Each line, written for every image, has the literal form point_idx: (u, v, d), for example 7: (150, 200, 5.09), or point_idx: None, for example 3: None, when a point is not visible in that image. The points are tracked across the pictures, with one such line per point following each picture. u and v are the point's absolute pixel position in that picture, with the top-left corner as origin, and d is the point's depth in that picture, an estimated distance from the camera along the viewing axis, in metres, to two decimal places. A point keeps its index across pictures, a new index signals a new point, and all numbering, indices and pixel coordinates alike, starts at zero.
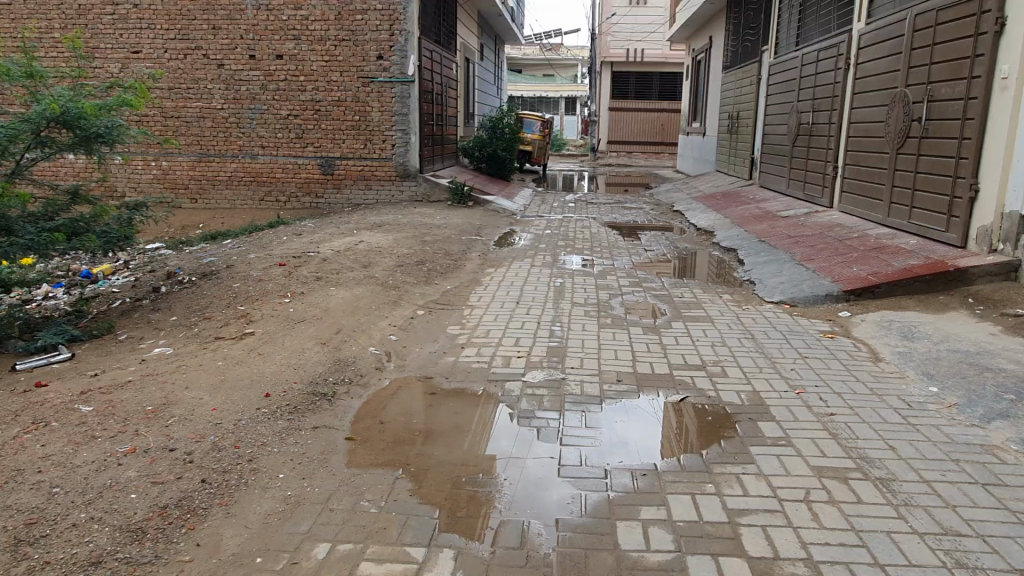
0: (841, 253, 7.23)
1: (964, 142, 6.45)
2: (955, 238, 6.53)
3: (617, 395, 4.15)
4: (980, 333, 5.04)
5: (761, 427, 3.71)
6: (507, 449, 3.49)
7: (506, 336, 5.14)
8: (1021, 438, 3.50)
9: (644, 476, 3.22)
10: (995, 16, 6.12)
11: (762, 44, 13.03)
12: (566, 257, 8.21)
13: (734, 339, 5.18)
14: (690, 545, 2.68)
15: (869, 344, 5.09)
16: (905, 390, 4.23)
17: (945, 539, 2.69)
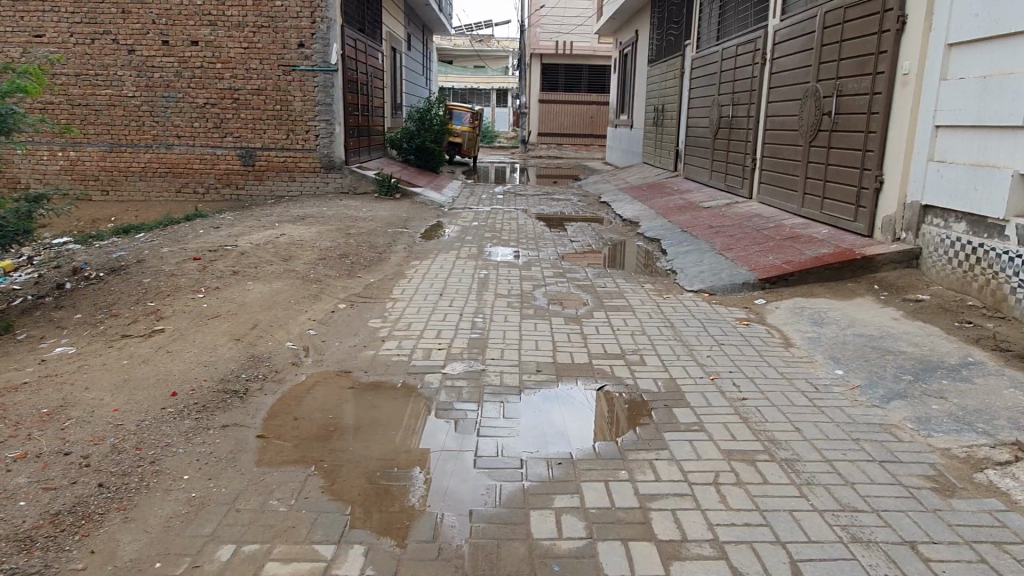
0: (758, 243, 7.45)
1: (871, 135, 6.75)
2: (863, 227, 6.84)
3: (536, 385, 4.17)
4: (884, 318, 5.28)
5: (676, 413, 3.78)
6: (426, 443, 3.45)
7: (428, 329, 5.09)
8: (916, 417, 3.69)
9: (560, 465, 3.24)
10: (897, 14, 6.40)
11: (685, 38, 13.30)
12: (493, 249, 8.20)
13: (653, 327, 5.28)
14: (602, 531, 2.70)
15: (781, 330, 5.27)
16: (812, 373, 4.39)
17: (843, 515, 2.80)
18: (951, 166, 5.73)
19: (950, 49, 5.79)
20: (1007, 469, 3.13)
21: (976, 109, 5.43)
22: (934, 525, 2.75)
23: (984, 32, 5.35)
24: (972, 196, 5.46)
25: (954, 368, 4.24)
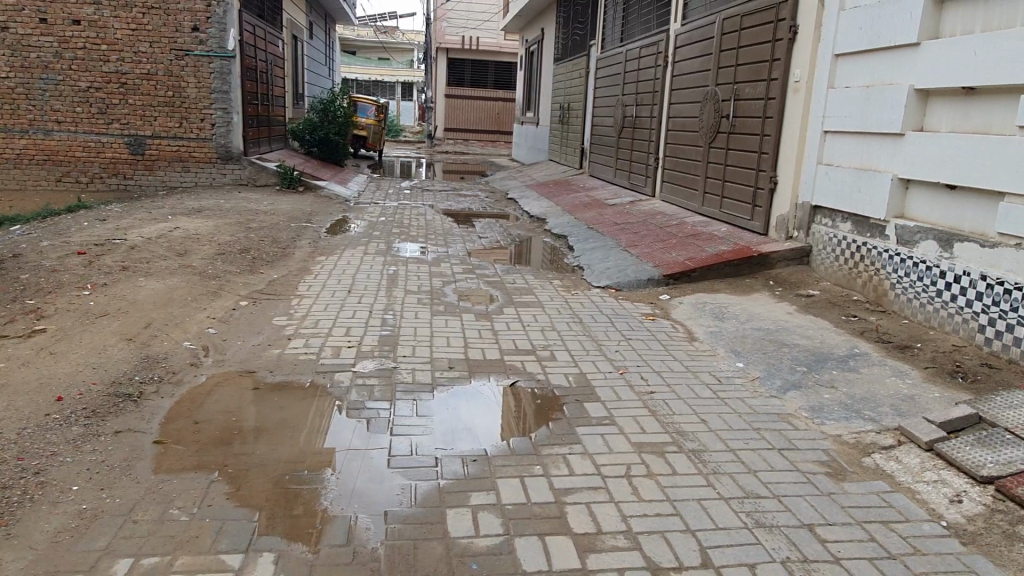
0: (661, 240, 7.69)
1: (766, 138, 7.11)
2: (758, 226, 7.20)
3: (448, 382, 4.14)
4: (778, 313, 5.57)
5: (587, 407, 3.85)
6: (335, 443, 3.36)
7: (337, 326, 4.96)
8: (810, 406, 3.91)
9: (474, 462, 3.22)
10: (789, 24, 6.75)
11: (590, 38, 13.55)
12: (400, 244, 8.09)
13: (563, 323, 5.35)
14: (518, 527, 2.70)
15: (685, 325, 5.46)
16: (715, 366, 4.57)
17: (748, 502, 2.93)
18: (838, 169, 6.12)
19: (836, 59, 6.17)
20: (891, 453, 3.37)
21: (860, 116, 5.82)
22: (829, 508, 2.92)
23: (868, 45, 5.73)
24: (857, 198, 5.84)
25: (843, 359, 4.53)
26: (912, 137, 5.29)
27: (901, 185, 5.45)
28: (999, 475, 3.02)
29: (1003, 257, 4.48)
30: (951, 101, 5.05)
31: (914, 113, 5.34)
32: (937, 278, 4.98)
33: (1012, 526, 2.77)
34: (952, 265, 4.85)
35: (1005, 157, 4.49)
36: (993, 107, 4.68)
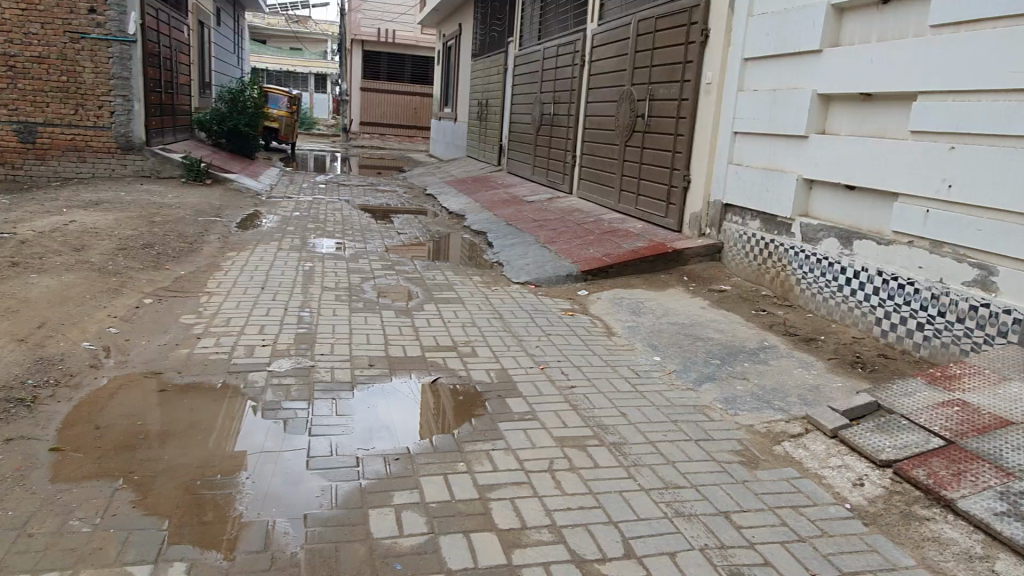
0: (579, 236, 7.79)
1: (679, 137, 7.34)
2: (672, 223, 7.41)
3: (368, 380, 4.06)
4: (692, 307, 5.73)
5: (509, 403, 3.85)
6: (250, 446, 3.24)
7: (250, 325, 4.78)
8: (724, 397, 4.05)
9: (397, 461, 3.17)
10: (701, 28, 6.98)
11: (508, 35, 13.59)
12: (316, 240, 7.88)
13: (484, 319, 5.34)
14: (443, 525, 2.67)
15: (603, 320, 5.55)
16: (633, 360, 4.67)
17: (667, 492, 3.01)
18: (747, 169, 6.36)
19: (746, 63, 6.41)
20: (799, 441, 3.53)
21: (767, 119, 6.06)
22: (743, 495, 3.03)
23: (775, 50, 5.97)
24: (765, 196, 6.09)
25: (754, 352, 4.71)
26: (815, 139, 5.56)
27: (805, 185, 5.72)
28: (897, 458, 3.20)
29: (897, 254, 4.77)
30: (851, 106, 5.34)
31: (817, 116, 5.60)
32: (839, 273, 5.25)
33: (909, 506, 2.95)
34: (852, 261, 5.13)
35: (899, 160, 4.78)
36: (889, 114, 4.99)
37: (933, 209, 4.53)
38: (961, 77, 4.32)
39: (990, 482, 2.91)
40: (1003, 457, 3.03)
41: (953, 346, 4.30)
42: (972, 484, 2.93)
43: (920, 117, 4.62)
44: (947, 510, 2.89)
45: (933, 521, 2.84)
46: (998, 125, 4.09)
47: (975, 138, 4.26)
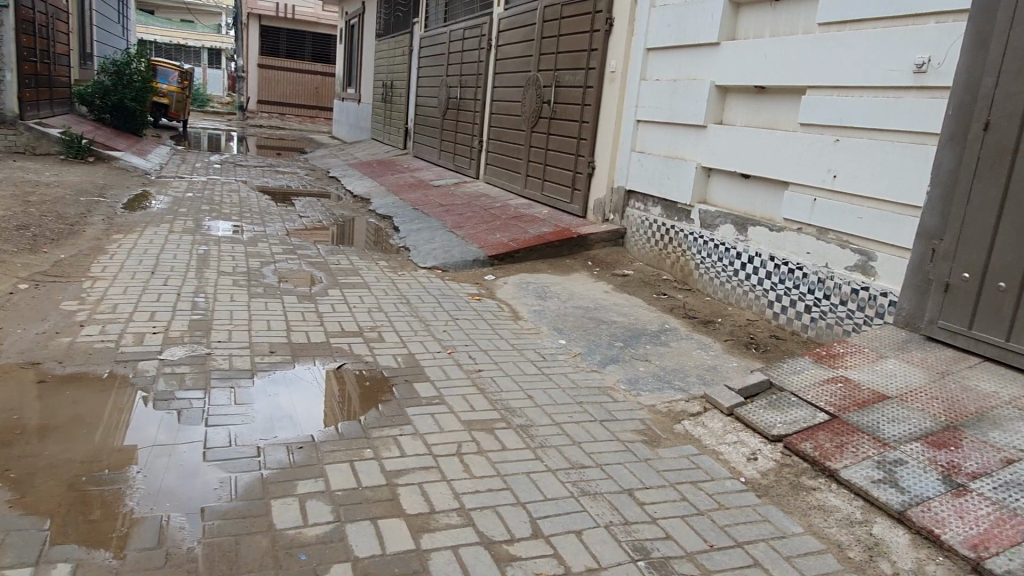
0: (486, 221, 7.80)
1: (584, 124, 7.47)
2: (577, 209, 7.55)
3: (269, 367, 3.92)
4: (596, 292, 5.85)
5: (416, 388, 3.81)
6: (140, 439, 3.06)
7: (140, 311, 4.51)
8: (627, 378, 4.17)
9: (300, 449, 3.08)
10: (605, 17, 7.11)
11: (413, 16, 13.37)
12: (211, 223, 7.53)
13: (390, 304, 5.26)
14: (350, 512, 2.62)
15: (510, 304, 5.58)
16: (540, 343, 4.72)
17: (573, 472, 3.07)
18: (649, 157, 6.53)
19: (648, 52, 6.56)
20: (698, 419, 3.68)
21: (668, 108, 6.24)
22: (646, 472, 3.12)
23: (676, 41, 6.14)
24: (666, 184, 6.28)
25: (655, 335, 4.87)
26: (713, 129, 5.76)
27: (703, 173, 5.93)
28: (786, 433, 3.38)
29: (787, 240, 5.04)
30: (746, 98, 5.56)
31: (715, 107, 5.81)
32: (734, 258, 5.48)
33: (797, 478, 3.13)
34: (746, 247, 5.37)
35: (790, 150, 5.02)
36: (780, 106, 5.24)
37: (820, 198, 4.79)
38: (847, 73, 4.58)
39: (869, 452, 3.13)
40: (880, 429, 3.27)
41: (837, 326, 4.59)
42: (853, 454, 3.14)
43: (809, 110, 4.86)
44: (830, 480, 3.08)
45: (818, 490, 3.03)
46: (878, 119, 4.36)
47: (858, 132, 4.53)
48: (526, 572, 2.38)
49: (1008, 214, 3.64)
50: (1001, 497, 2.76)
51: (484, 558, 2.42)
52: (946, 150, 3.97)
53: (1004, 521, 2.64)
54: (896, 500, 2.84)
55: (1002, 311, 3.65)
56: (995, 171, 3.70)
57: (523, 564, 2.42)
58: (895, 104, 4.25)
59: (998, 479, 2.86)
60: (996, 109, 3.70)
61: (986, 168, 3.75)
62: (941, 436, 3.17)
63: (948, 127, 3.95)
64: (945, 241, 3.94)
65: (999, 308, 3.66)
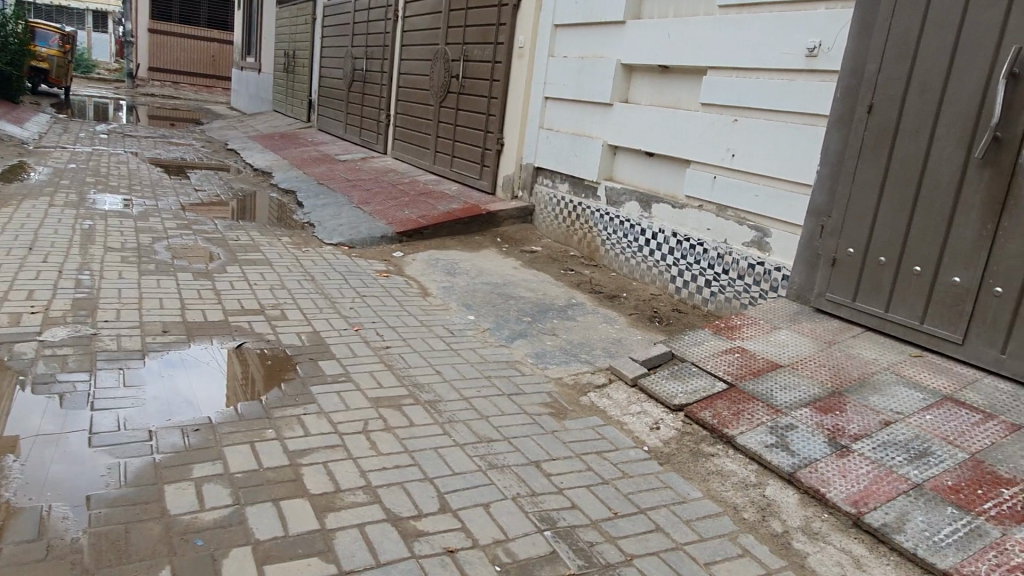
0: (394, 197, 7.67)
1: (492, 100, 7.44)
2: (486, 185, 7.54)
3: (163, 348, 3.72)
4: (505, 268, 5.86)
5: (321, 366, 3.71)
6: (16, 427, 2.84)
7: (15, 290, 4.18)
8: (535, 353, 4.21)
9: (196, 432, 2.94)
10: None
11: None
12: (97, 196, 7.06)
13: (293, 281, 5.09)
14: (250, 495, 2.53)
15: (419, 281, 5.51)
16: (448, 319, 4.70)
17: (481, 446, 3.07)
18: (557, 134, 6.57)
19: (556, 29, 6.58)
20: (603, 390, 3.76)
21: (576, 85, 6.29)
22: (553, 444, 3.17)
23: (582, 19, 6.18)
24: (573, 161, 6.34)
25: (563, 310, 4.94)
26: (619, 107, 5.85)
27: (609, 150, 6.01)
28: (687, 402, 3.50)
29: (689, 216, 5.19)
30: (651, 77, 5.67)
31: (621, 85, 5.89)
32: (639, 235, 5.61)
33: (696, 445, 3.25)
34: (650, 224, 5.50)
35: (692, 130, 5.16)
36: (682, 85, 5.37)
37: (720, 176, 4.95)
38: (744, 54, 4.73)
39: (762, 419, 3.28)
40: (773, 396, 3.43)
41: (735, 300, 4.78)
42: (748, 421, 3.28)
43: (709, 90, 5.00)
44: (727, 446, 3.21)
45: (716, 456, 3.15)
46: (773, 101, 4.54)
47: (754, 112, 4.70)
48: (434, 547, 2.37)
49: (888, 192, 3.87)
50: (879, 457, 2.97)
51: (391, 535, 2.40)
52: (834, 131, 4.17)
53: (881, 479, 2.84)
54: (786, 463, 2.99)
55: (882, 283, 3.89)
56: (876, 151, 3.92)
57: (431, 540, 2.40)
58: (788, 86, 4.43)
59: (877, 440, 3.07)
60: (878, 93, 3.91)
61: (869, 149, 3.96)
62: (827, 401, 3.36)
63: (836, 109, 4.15)
64: (832, 218, 4.15)
65: (879, 281, 3.90)
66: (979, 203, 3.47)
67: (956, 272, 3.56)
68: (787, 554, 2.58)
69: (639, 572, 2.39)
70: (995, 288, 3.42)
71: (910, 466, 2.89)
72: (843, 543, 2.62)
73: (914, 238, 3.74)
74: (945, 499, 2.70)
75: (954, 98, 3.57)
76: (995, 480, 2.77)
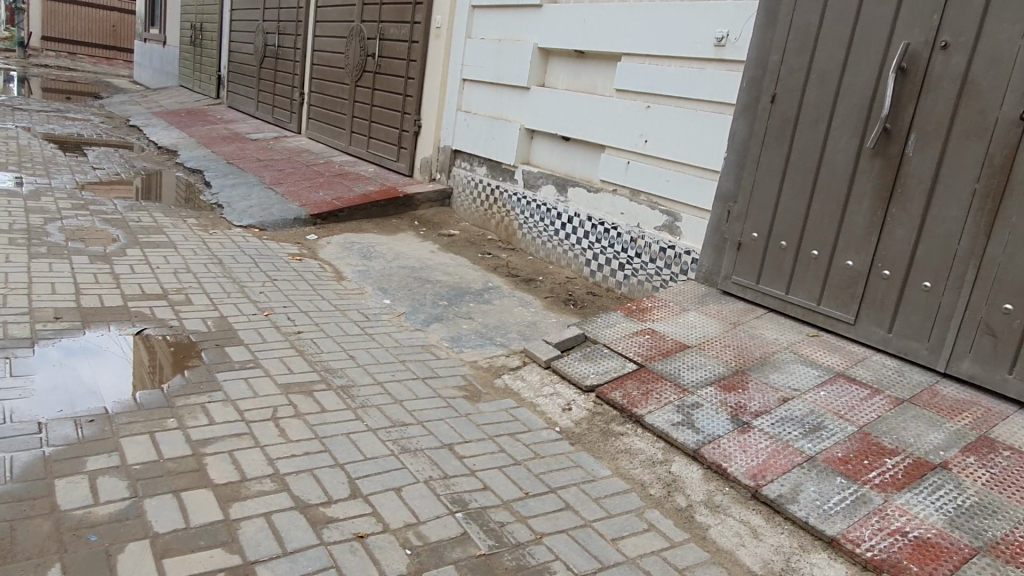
0: (308, 178, 7.47)
1: (409, 81, 7.34)
2: (404, 167, 7.45)
3: (54, 335, 3.51)
4: (422, 252, 5.82)
5: (228, 352, 3.59)
6: None
7: None
8: (451, 337, 4.21)
9: (91, 423, 2.80)
10: None
11: None
12: None
13: (200, 264, 4.90)
14: (148, 487, 2.43)
15: (333, 264, 5.40)
16: (363, 303, 4.63)
17: (394, 430, 3.05)
18: (474, 117, 6.55)
19: (473, 10, 6.53)
20: (517, 373, 3.80)
21: (493, 68, 6.28)
22: (467, 428, 3.18)
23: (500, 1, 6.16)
24: (491, 144, 6.34)
25: (479, 294, 4.95)
26: (536, 91, 5.87)
27: (526, 134, 6.04)
28: (598, 383, 3.58)
29: (603, 201, 5.27)
30: (566, 61, 5.71)
31: (537, 69, 5.91)
32: (555, 219, 5.66)
33: (607, 424, 3.32)
34: (566, 208, 5.56)
35: (607, 115, 5.23)
36: (597, 71, 5.43)
37: (633, 161, 5.05)
38: (656, 42, 4.82)
39: (670, 398, 3.39)
40: (680, 376, 3.55)
41: (647, 283, 4.91)
42: (656, 400, 3.38)
43: (623, 76, 5.08)
44: (636, 425, 3.30)
45: (625, 435, 3.24)
46: (684, 88, 4.65)
47: (666, 99, 4.81)
48: (344, 533, 2.35)
49: (788, 180, 4.04)
50: (777, 432, 3.11)
51: (299, 523, 2.36)
52: (740, 119, 4.31)
53: (778, 453, 2.98)
54: (691, 440, 3.10)
55: (783, 267, 4.07)
56: (779, 140, 4.08)
57: (340, 526, 2.38)
58: (698, 75, 4.55)
59: (775, 416, 3.22)
60: (781, 84, 4.07)
61: (771, 138, 4.12)
62: (731, 380, 3.50)
63: (742, 98, 4.29)
64: (738, 204, 4.31)
65: (780, 265, 4.08)
66: (871, 191, 3.66)
67: (849, 257, 3.76)
68: (690, 527, 2.68)
69: (548, 550, 2.43)
70: (883, 272, 3.63)
71: (805, 440, 3.04)
72: (742, 514, 2.75)
73: (812, 224, 3.92)
74: (835, 470, 2.86)
75: (849, 90, 3.75)
76: (880, 450, 2.96)
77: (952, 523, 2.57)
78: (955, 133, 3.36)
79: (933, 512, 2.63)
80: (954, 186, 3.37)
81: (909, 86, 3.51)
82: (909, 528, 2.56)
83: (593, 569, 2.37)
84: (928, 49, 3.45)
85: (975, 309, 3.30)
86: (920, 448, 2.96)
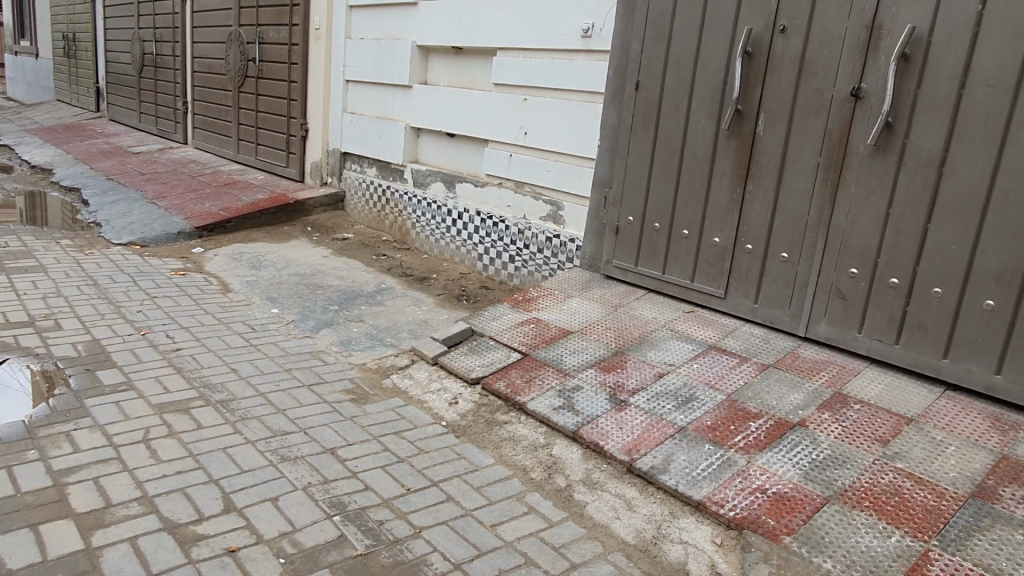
0: (193, 190, 7.24)
1: (292, 84, 7.21)
2: (294, 172, 7.33)
3: None
4: (314, 258, 5.75)
5: (98, 376, 3.46)
6: None
7: None
8: (340, 341, 4.20)
9: None
10: None
11: None
12: None
13: (72, 287, 4.69)
14: (2, 523, 2.33)
15: (219, 277, 5.27)
16: (249, 314, 4.55)
17: (274, 440, 3.02)
18: (360, 117, 6.50)
19: (350, 10, 6.47)
20: (405, 372, 3.82)
21: (373, 67, 6.24)
22: (351, 430, 3.19)
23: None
24: (378, 144, 6.31)
25: (372, 295, 4.95)
26: (417, 89, 5.88)
27: (412, 132, 6.03)
28: (484, 374, 3.64)
29: (489, 194, 5.34)
30: (445, 58, 5.74)
31: (418, 67, 5.92)
32: (446, 215, 5.69)
33: (491, 414, 3.38)
34: (456, 203, 5.60)
35: (487, 110, 5.29)
36: (475, 66, 5.48)
37: (515, 154, 5.12)
38: (528, 35, 4.90)
39: (552, 383, 3.48)
40: (562, 361, 3.65)
41: (536, 272, 5.01)
42: (539, 387, 3.46)
43: (500, 71, 5.15)
44: (519, 412, 3.37)
45: (509, 423, 3.31)
46: (557, 80, 4.75)
47: (540, 91, 4.90)
48: (214, 549, 2.32)
49: (657, 164, 4.19)
50: (651, 407, 3.25)
51: (167, 544, 2.31)
52: (610, 108, 4.44)
53: (652, 427, 3.11)
54: (571, 422, 3.19)
55: (657, 247, 4.23)
56: (645, 126, 4.23)
57: (210, 542, 2.35)
58: (569, 66, 4.66)
59: (651, 392, 3.36)
60: (643, 72, 4.22)
61: (638, 124, 4.26)
62: (610, 360, 3.62)
63: (609, 88, 4.43)
64: (613, 189, 4.44)
65: (656, 246, 4.24)
66: (729, 169, 3.86)
67: (715, 234, 3.95)
68: (568, 506, 2.77)
69: (426, 542, 2.47)
70: (746, 246, 3.83)
71: (677, 412, 3.19)
72: (617, 488, 2.86)
73: (681, 205, 4.09)
74: (704, 437, 3.01)
75: (703, 75, 3.94)
76: (745, 415, 3.13)
77: (806, 476, 2.75)
78: (798, 111, 3.58)
79: (790, 468, 2.81)
80: (801, 161, 3.58)
81: (755, 69, 3.72)
82: (768, 484, 2.72)
83: (469, 557, 2.42)
84: (769, 33, 3.65)
85: (827, 275, 3.53)
86: (781, 410, 3.15)
